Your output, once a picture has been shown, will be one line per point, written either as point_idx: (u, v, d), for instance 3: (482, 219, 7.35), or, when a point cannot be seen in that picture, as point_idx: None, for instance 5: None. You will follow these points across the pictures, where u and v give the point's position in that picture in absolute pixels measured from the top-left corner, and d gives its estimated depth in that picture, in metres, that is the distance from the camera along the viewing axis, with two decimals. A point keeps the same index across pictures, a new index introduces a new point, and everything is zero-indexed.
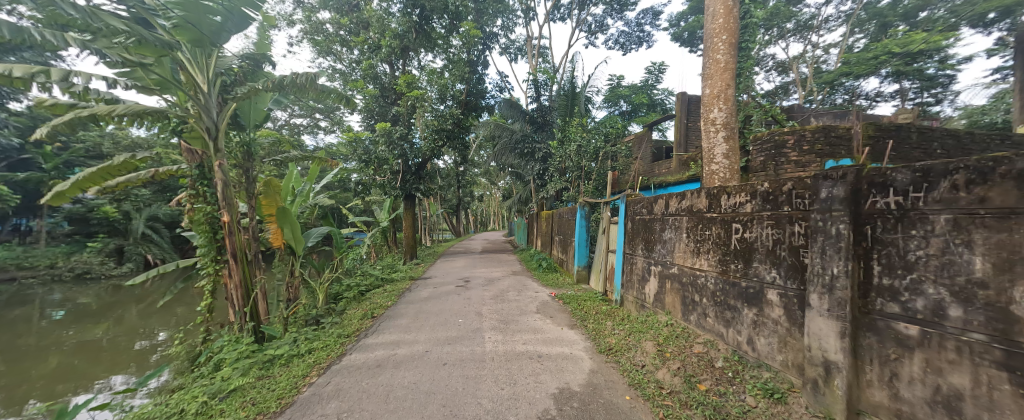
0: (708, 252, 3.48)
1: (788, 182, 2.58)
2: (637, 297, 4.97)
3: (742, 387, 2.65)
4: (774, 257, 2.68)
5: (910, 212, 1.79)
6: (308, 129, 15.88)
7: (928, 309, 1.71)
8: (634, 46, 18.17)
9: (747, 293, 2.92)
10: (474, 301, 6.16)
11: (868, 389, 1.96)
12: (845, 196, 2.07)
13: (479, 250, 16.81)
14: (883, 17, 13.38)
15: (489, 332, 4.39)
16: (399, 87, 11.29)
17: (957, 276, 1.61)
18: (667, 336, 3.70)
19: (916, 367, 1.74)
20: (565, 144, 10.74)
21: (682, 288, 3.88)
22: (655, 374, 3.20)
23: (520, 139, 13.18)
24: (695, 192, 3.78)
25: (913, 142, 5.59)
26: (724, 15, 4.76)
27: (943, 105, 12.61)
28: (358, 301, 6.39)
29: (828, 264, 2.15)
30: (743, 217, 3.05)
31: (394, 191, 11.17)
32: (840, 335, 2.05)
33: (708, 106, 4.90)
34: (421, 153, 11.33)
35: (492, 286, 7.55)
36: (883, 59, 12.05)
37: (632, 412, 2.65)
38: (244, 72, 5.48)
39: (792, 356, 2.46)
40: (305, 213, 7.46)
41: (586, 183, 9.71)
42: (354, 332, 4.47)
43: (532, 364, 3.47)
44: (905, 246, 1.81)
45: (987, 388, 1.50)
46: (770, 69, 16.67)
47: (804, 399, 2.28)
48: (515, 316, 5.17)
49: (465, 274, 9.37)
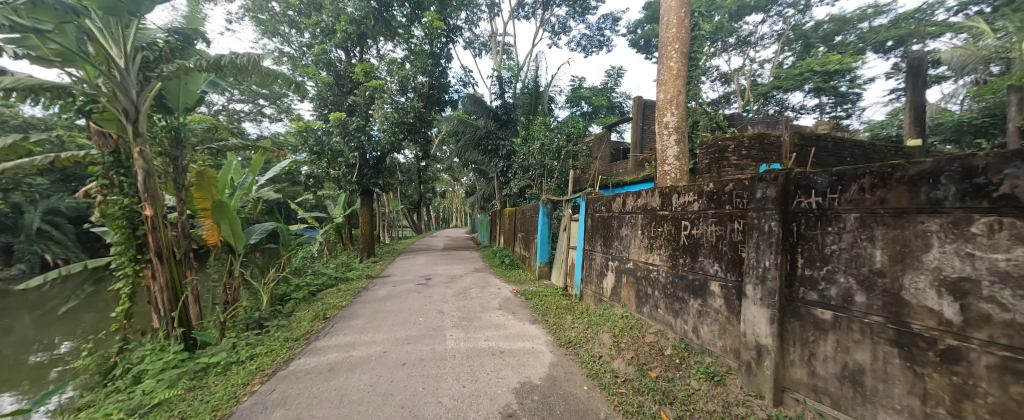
0: (660, 248, 3.69)
1: (730, 182, 2.80)
2: (595, 291, 5.17)
3: (687, 372, 2.86)
4: (717, 251, 2.90)
5: (827, 211, 2.03)
6: (250, 117, 14.56)
7: (840, 296, 1.95)
8: (595, 49, 18.77)
9: (693, 285, 3.14)
10: (436, 299, 6.04)
11: (791, 368, 2.19)
12: (775, 196, 2.29)
13: (441, 247, 16.53)
14: (807, 38, 15.01)
15: (450, 330, 4.33)
16: (356, 76, 10.71)
17: (862, 266, 1.85)
18: (622, 327, 3.89)
19: (828, 347, 1.99)
20: (528, 142, 10.85)
21: (637, 281, 4.08)
22: (611, 364, 3.35)
23: (483, 135, 13.08)
24: (649, 192, 3.99)
25: (829, 150, 6.34)
26: (677, 25, 5.05)
27: (852, 119, 14.44)
28: (309, 302, 5.98)
29: (762, 257, 2.37)
30: (691, 215, 3.27)
31: (351, 185, 10.63)
32: (770, 321, 2.27)
33: (661, 110, 5.19)
34: (379, 146, 10.85)
35: (454, 283, 7.44)
36: (806, 75, 13.58)
37: (589, 401, 2.75)
38: (173, 48, 4.87)
39: (730, 341, 2.69)
40: (247, 207, 6.84)
41: (549, 181, 9.93)
42: (304, 335, 4.20)
43: (494, 360, 3.48)
44: (823, 241, 2.04)
45: (882, 362, 1.75)
46: (714, 79, 18.04)
47: (740, 380, 2.51)
48: (477, 313, 5.14)
49: (427, 272, 9.14)
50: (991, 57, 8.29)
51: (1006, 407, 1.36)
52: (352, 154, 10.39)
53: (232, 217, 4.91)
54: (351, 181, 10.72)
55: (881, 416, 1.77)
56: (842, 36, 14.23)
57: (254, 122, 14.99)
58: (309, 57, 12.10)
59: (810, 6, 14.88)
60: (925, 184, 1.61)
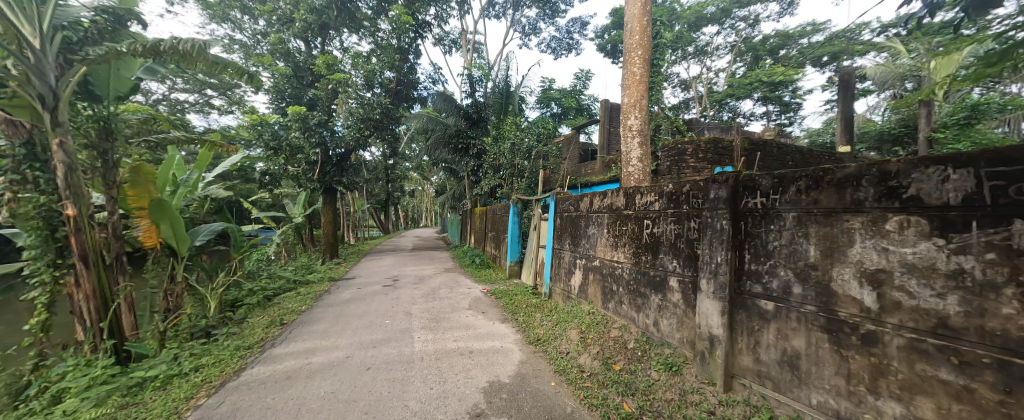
0: (625, 246, 3.84)
1: (687, 184, 2.97)
2: (564, 289, 5.28)
3: (648, 363, 3.00)
4: (675, 249, 3.07)
5: (769, 211, 2.21)
6: (196, 108, 13.37)
7: (779, 288, 2.14)
8: (564, 52, 19.12)
9: (654, 281, 3.29)
10: (403, 300, 5.88)
11: (739, 356, 2.36)
12: (726, 197, 2.47)
13: (410, 247, 16.12)
14: (755, 51, 15.94)
15: (418, 332, 4.24)
16: (318, 68, 10.19)
17: (798, 261, 2.04)
18: (589, 324, 4.00)
19: (770, 335, 2.18)
20: (499, 141, 10.86)
21: (603, 278, 4.21)
22: (578, 359, 3.45)
23: (454, 134, 12.92)
24: (615, 192, 4.13)
25: (774, 155, 6.88)
26: (640, 32, 5.27)
27: (794, 126, 15.80)
28: (264, 307, 5.60)
29: (714, 253, 2.53)
30: (652, 214, 3.43)
31: (312, 184, 10.10)
32: (721, 313, 2.44)
33: (626, 114, 5.39)
34: (343, 142, 10.36)
35: (423, 284, 7.29)
36: (755, 85, 14.69)
37: (556, 396, 2.81)
38: (101, 30, 4.39)
39: (686, 333, 2.85)
40: (191, 206, 6.28)
41: (519, 180, 10.00)
42: (258, 343, 3.94)
43: (463, 360, 3.45)
44: (767, 238, 2.22)
45: (815, 347, 1.94)
46: (675, 85, 19.00)
47: (695, 369, 2.67)
48: (446, 314, 5.07)
49: (394, 273, 8.86)
50: (906, 74, 9.49)
51: (912, 382, 1.56)
52: (313, 150, 9.81)
53: (173, 216, 4.50)
54: (313, 178, 10.17)
55: (813, 396, 1.95)
56: (786, 50, 15.55)
57: (200, 114, 13.78)
58: (264, 45, 11.30)
59: (759, 21, 16.07)
60: (849, 186, 1.80)
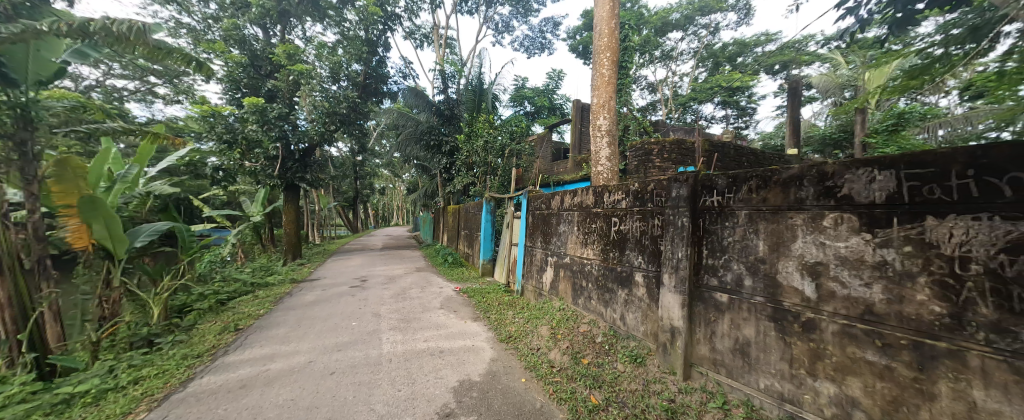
0: (594, 243, 3.93)
1: (651, 183, 3.09)
2: (536, 286, 5.34)
3: (615, 356, 3.10)
4: (640, 245, 3.18)
5: (724, 208, 2.35)
6: (137, 96, 12.21)
7: (732, 281, 2.28)
8: (537, 51, 19.24)
9: (621, 277, 3.40)
10: (371, 301, 5.70)
11: (697, 345, 2.50)
12: (687, 195, 2.60)
13: (379, 247, 15.64)
14: (716, 57, 16.78)
15: (387, 333, 4.13)
16: (277, 58, 9.55)
17: (749, 255, 2.18)
18: (559, 319, 4.07)
19: (724, 325, 2.32)
20: (472, 139, 10.78)
21: (573, 275, 4.30)
22: (548, 354, 3.49)
23: (425, 131, 12.67)
24: (584, 190, 4.22)
25: (732, 156, 7.28)
26: (609, 35, 5.40)
27: (750, 129, 16.85)
28: (216, 312, 5.22)
29: (676, 249, 2.65)
30: (620, 212, 3.54)
31: (272, 180, 9.53)
32: (681, 305, 2.57)
33: (596, 114, 5.51)
34: (306, 137, 9.84)
35: (393, 284, 7.09)
36: (716, 90, 15.53)
37: (526, 392, 2.83)
38: (16, 5, 3.87)
39: (650, 326, 2.98)
40: (130, 204, 5.73)
41: (492, 178, 9.96)
42: (208, 351, 3.67)
43: (433, 360, 3.41)
44: (722, 235, 2.36)
45: (763, 335, 2.08)
46: (643, 88, 19.65)
47: (657, 360, 2.80)
48: (416, 314, 4.97)
49: (362, 273, 8.56)
50: (845, 84, 10.41)
51: (844, 364, 1.71)
52: (273, 145, 9.17)
53: (108, 214, 4.13)
54: (273, 174, 9.59)
55: (761, 381, 2.10)
56: (743, 58, 16.56)
57: (142, 104, 12.60)
58: (217, 31, 10.48)
59: (719, 29, 16.97)
60: (793, 186, 1.95)
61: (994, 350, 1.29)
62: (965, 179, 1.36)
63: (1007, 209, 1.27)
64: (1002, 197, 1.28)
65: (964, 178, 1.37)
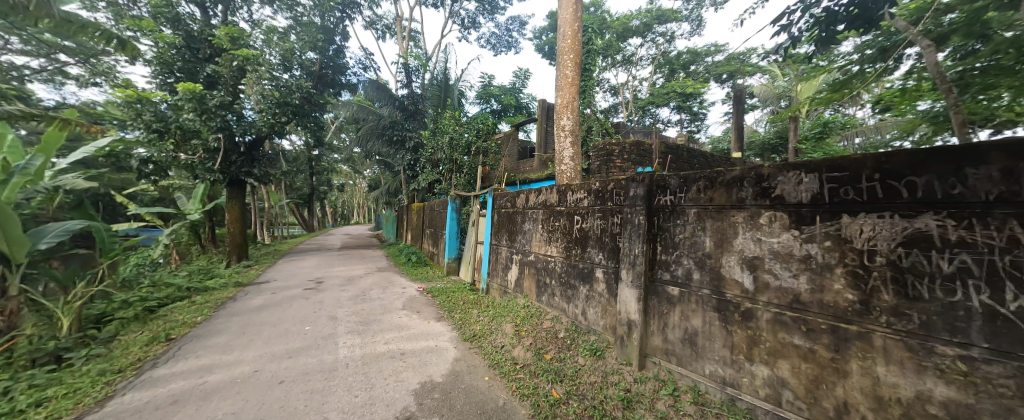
0: (557, 241, 4.01)
1: (611, 182, 3.21)
2: (501, 284, 5.35)
3: (576, 350, 3.19)
4: (601, 242, 3.29)
5: (676, 207, 2.50)
6: (42, 76, 10.58)
7: (682, 275, 2.43)
8: (504, 49, 19.20)
9: (583, 273, 3.50)
10: (328, 304, 5.40)
11: (651, 337, 2.64)
12: (643, 194, 2.73)
13: (338, 246, 14.88)
14: (672, 64, 17.79)
15: (343, 337, 3.93)
16: (218, 40, 8.70)
17: (697, 251, 2.33)
18: (524, 316, 4.11)
19: (676, 317, 2.46)
20: (437, 135, 10.56)
21: (537, 272, 4.36)
22: (512, 351, 3.52)
23: (388, 125, 12.24)
24: (548, 189, 4.29)
25: (685, 158, 7.75)
26: (572, 37, 5.51)
27: (701, 133, 18.01)
28: (144, 321, 4.67)
29: (633, 245, 2.77)
30: (582, 210, 3.64)
31: (214, 174, 8.69)
32: (637, 299, 2.69)
33: (559, 114, 5.61)
34: (253, 128, 9.08)
35: (351, 286, 6.77)
36: (671, 95, 16.42)
37: (489, 390, 2.84)
38: None
39: (609, 320, 3.10)
40: (32, 200, 4.95)
41: (457, 176, 9.82)
42: (133, 365, 3.28)
43: (394, 363, 3.31)
44: (674, 232, 2.50)
45: (708, 325, 2.24)
46: (605, 90, 20.28)
47: (615, 352, 2.92)
48: (377, 316, 4.79)
49: (318, 274, 8.08)
50: (781, 94, 11.48)
51: (775, 348, 1.89)
52: (213, 136, 8.34)
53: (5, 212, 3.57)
54: (213, 168, 8.73)
55: (706, 367, 2.26)
56: (695, 66, 17.64)
57: (49, 85, 10.94)
58: (145, 7, 9.34)
59: (675, 38, 17.93)
60: (735, 187, 2.11)
61: (894, 331, 1.49)
62: (872, 182, 1.55)
63: (903, 209, 1.47)
64: (900, 198, 1.48)
65: (872, 180, 1.55)
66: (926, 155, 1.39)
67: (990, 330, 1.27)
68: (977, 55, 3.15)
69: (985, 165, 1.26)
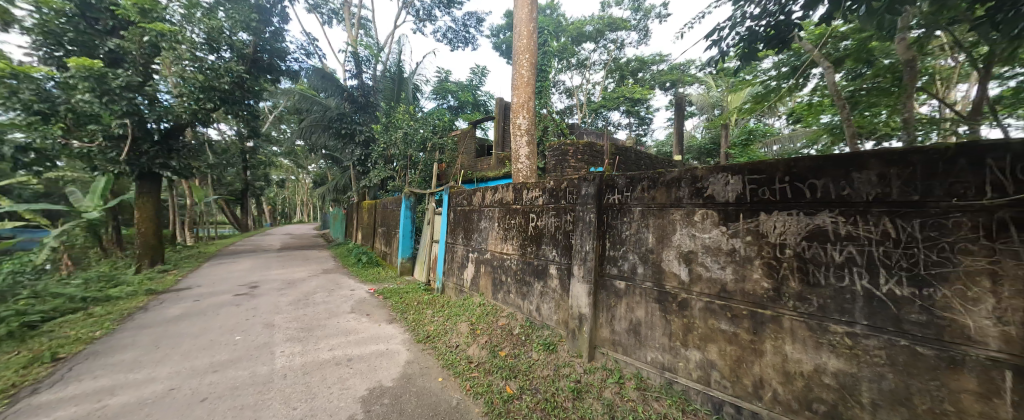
0: (513, 238, 4.05)
1: (565, 181, 3.31)
2: (456, 283, 5.28)
3: (530, 346, 3.25)
4: (554, 239, 3.39)
5: (623, 205, 2.64)
6: None
7: (628, 269, 2.57)
8: (460, 44, 18.86)
9: (537, 270, 3.57)
10: (264, 310, 4.93)
11: (600, 329, 2.76)
12: (594, 193, 2.85)
13: (277, 247, 13.68)
14: (622, 70, 18.75)
15: (281, 346, 3.61)
16: (123, 11, 7.43)
17: (641, 246, 2.49)
18: (479, 315, 4.09)
19: (622, 310, 2.60)
20: (390, 130, 10.13)
21: (493, 270, 4.36)
22: (466, 350, 3.48)
23: (335, 117, 11.47)
24: (504, 187, 4.31)
25: (632, 159, 8.23)
26: (527, 37, 5.58)
27: (647, 136, 19.21)
28: (22, 338, 3.90)
29: (584, 242, 2.88)
30: (537, 209, 3.70)
31: (117, 166, 7.58)
32: (588, 294, 2.81)
33: (515, 113, 5.64)
34: (171, 114, 7.99)
35: (292, 289, 6.26)
36: (621, 99, 17.29)
37: (442, 391, 2.79)
38: None
39: (561, 314, 3.20)
40: None
41: (412, 173, 9.49)
42: (5, 392, 2.73)
43: (339, 370, 3.11)
44: (621, 228, 2.64)
45: (650, 315, 2.41)
46: (561, 92, 20.79)
47: (567, 346, 3.02)
48: (321, 321, 4.48)
49: (253, 278, 7.35)
50: (715, 104, 12.64)
51: (706, 334, 2.08)
52: (117, 121, 7.27)
53: None
54: (118, 159, 7.63)
55: (648, 354, 2.42)
56: (643, 73, 18.72)
57: None
58: None
59: (625, 45, 18.88)
60: (674, 187, 2.28)
61: (799, 313, 1.71)
62: (784, 184, 1.77)
63: (806, 208, 1.69)
64: (804, 198, 1.70)
65: (783, 182, 1.77)
66: (824, 161, 1.62)
67: (868, 310, 1.52)
68: (865, 78, 3.71)
69: (865, 170, 1.51)
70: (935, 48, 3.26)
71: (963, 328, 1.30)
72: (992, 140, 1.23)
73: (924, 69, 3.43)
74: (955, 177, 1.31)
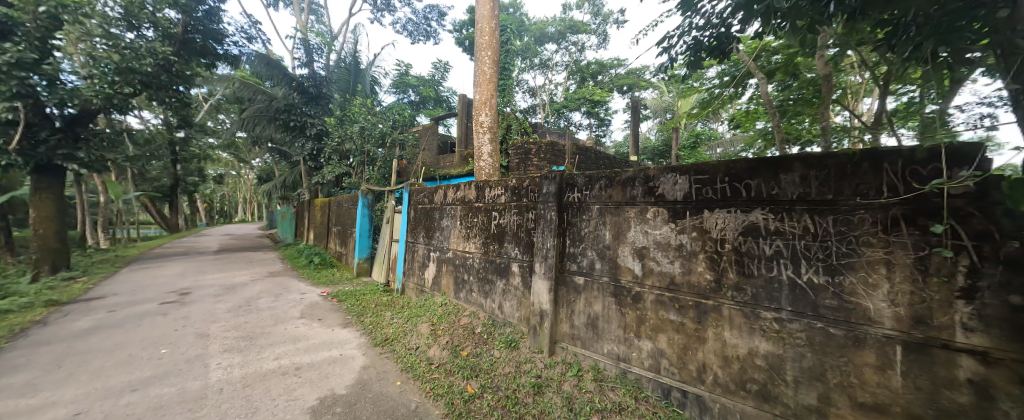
0: (475, 236, 4.02)
1: (526, 179, 3.35)
2: (417, 283, 5.14)
3: (491, 344, 3.24)
4: (516, 237, 3.41)
5: (581, 203, 2.72)
6: None
7: (587, 265, 2.66)
8: (421, 38, 18.31)
9: (500, 268, 3.57)
10: (197, 319, 4.46)
11: (560, 323, 2.83)
12: (554, 191, 2.90)
13: (214, 249, 12.43)
14: (582, 72, 19.31)
15: (216, 358, 3.29)
16: None
17: (598, 243, 2.59)
18: (440, 315, 4.01)
19: (581, 304, 2.69)
20: (345, 124, 9.66)
21: (455, 269, 4.30)
22: (427, 352, 3.41)
23: (282, 108, 10.64)
24: (467, 184, 4.25)
25: (592, 159, 8.51)
26: (489, 34, 5.55)
27: (606, 137, 19.94)
28: None
29: (546, 239, 2.94)
30: (499, 207, 3.70)
31: (4, 156, 6.44)
32: (549, 291, 2.87)
33: (478, 110, 5.59)
34: (79, 97, 6.93)
35: (232, 295, 5.73)
36: (582, 101, 17.79)
37: (401, 395, 2.70)
38: None
39: (523, 311, 3.24)
40: None
41: (369, 169, 9.06)
42: None
43: (286, 380, 2.90)
44: (580, 226, 2.72)
45: (606, 309, 2.51)
46: (524, 91, 20.94)
47: (528, 342, 3.06)
48: (265, 328, 4.14)
49: (184, 284, 6.62)
50: (667, 108, 13.40)
51: (656, 325, 2.21)
52: (4, 104, 6.12)
53: None
54: (6, 148, 6.50)
55: (605, 346, 2.53)
56: (602, 76, 19.39)
57: None
58: None
59: (585, 48, 19.44)
60: (629, 185, 2.39)
61: (736, 303, 1.87)
62: (724, 184, 1.92)
63: (743, 206, 1.85)
64: (741, 197, 1.86)
65: (724, 182, 1.92)
66: (758, 163, 1.78)
67: (791, 297, 1.70)
68: (792, 89, 4.13)
69: (790, 172, 1.69)
70: (847, 66, 3.72)
71: (865, 311, 1.50)
72: (889, 147, 1.43)
73: (838, 84, 3.90)
74: (859, 179, 1.51)
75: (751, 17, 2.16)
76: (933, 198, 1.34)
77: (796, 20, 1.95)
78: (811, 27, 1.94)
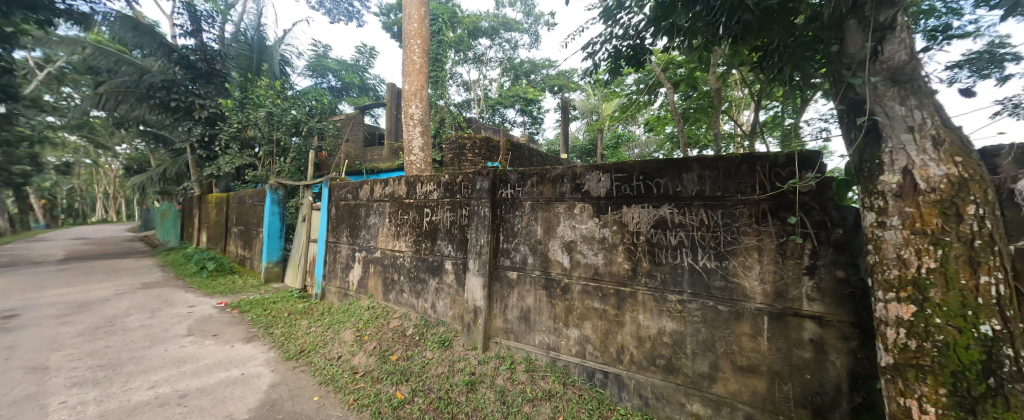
0: (406, 235, 3.82)
1: (459, 175, 3.28)
2: (340, 287, 4.71)
3: (423, 345, 3.13)
4: (449, 234, 3.33)
5: (514, 199, 2.77)
6: None
7: (520, 260, 2.71)
8: (343, 18, 16.73)
9: (432, 266, 3.46)
10: (30, 348, 3.48)
11: (494, 318, 2.86)
12: (487, 188, 2.91)
13: (59, 257, 9.81)
14: (515, 70, 19.58)
15: (61, 395, 2.60)
16: None
17: (530, 238, 2.66)
18: (367, 319, 3.75)
19: (514, 299, 2.75)
20: (246, 107, 8.44)
21: (383, 269, 4.05)
22: (351, 360, 3.16)
23: (159, 84, 8.78)
24: (396, 180, 4.01)
25: (526, 155, 8.68)
26: (418, 21, 5.28)
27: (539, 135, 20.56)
28: None
29: (479, 236, 2.93)
30: (431, 203, 3.57)
31: None
32: (483, 287, 2.87)
33: (407, 101, 5.30)
34: None
35: (88, 314, 4.60)
36: (515, 97, 18.05)
37: (319, 411, 2.47)
38: None
39: (456, 309, 3.19)
40: None
41: (279, 161, 7.99)
42: None
43: (165, 411, 2.43)
44: (513, 222, 2.77)
45: (538, 301, 2.60)
46: (458, 84, 20.50)
47: (461, 340, 3.03)
48: (137, 352, 3.41)
49: (10, 304, 5.11)
50: (593, 109, 14.30)
51: (583, 313, 2.36)
52: None
53: None
54: None
55: (536, 337, 2.62)
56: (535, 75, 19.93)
57: None
58: None
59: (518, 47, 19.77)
60: (559, 182, 2.49)
61: (649, 288, 2.09)
62: (640, 181, 2.12)
63: (656, 201, 2.07)
64: (654, 193, 2.07)
65: (639, 180, 2.12)
66: (667, 163, 2.00)
67: (691, 280, 1.95)
68: (694, 99, 4.73)
69: (691, 172, 1.93)
70: (733, 82, 4.39)
71: (743, 289, 1.80)
72: (762, 152, 1.72)
73: (727, 97, 4.57)
74: (740, 179, 1.79)
75: (659, 33, 2.40)
76: (789, 194, 1.66)
77: (693, 38, 2.21)
78: (704, 46, 2.22)
